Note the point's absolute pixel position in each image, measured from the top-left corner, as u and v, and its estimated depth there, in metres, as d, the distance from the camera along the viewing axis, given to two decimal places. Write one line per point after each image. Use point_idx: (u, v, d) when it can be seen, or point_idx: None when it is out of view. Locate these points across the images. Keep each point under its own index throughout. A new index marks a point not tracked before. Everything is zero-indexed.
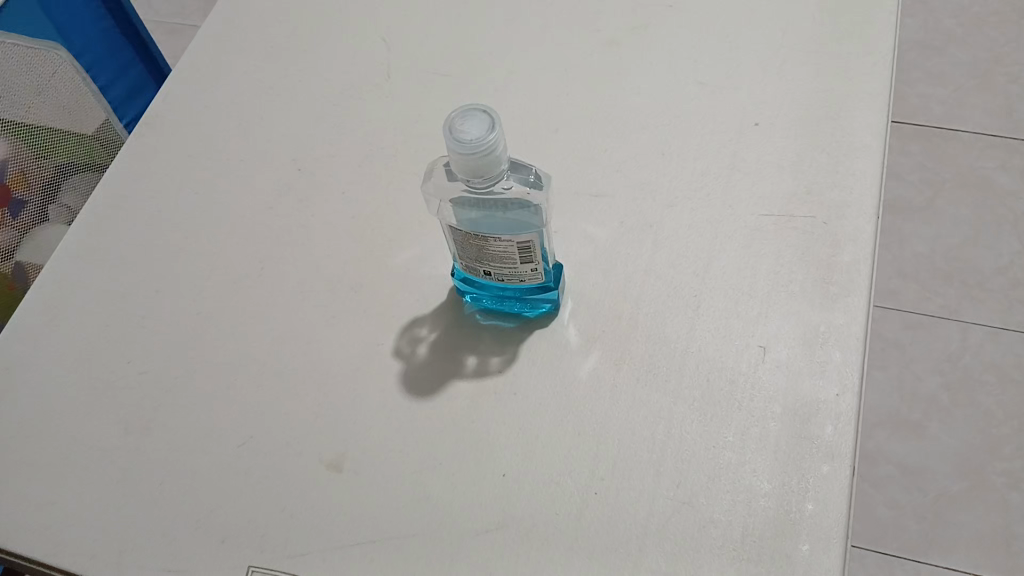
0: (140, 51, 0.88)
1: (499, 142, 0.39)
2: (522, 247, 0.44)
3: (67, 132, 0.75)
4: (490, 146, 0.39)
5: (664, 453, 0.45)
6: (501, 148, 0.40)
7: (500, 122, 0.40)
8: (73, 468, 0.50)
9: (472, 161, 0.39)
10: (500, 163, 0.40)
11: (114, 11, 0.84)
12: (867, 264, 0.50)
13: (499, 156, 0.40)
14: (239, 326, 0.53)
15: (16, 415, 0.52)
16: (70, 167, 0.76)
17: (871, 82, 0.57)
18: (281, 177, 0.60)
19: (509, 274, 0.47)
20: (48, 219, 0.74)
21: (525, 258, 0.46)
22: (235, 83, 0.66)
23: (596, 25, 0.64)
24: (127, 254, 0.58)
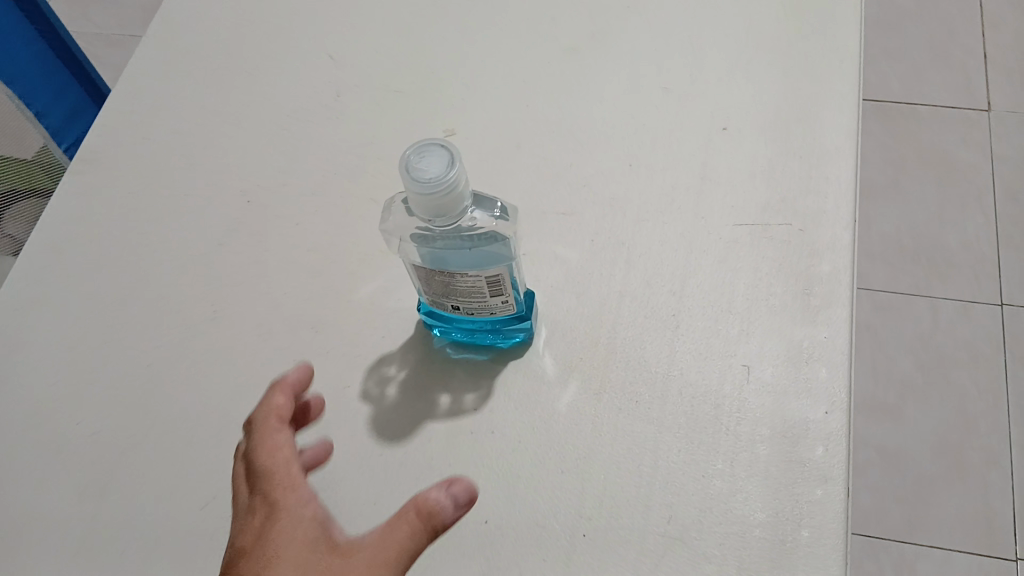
0: (75, 71, 0.83)
1: (460, 179, 0.37)
2: (491, 281, 0.42)
3: (12, 158, 0.72)
4: (451, 183, 0.36)
5: (652, 487, 0.43)
6: (463, 185, 0.37)
7: (459, 157, 0.37)
8: (23, 540, 0.46)
9: (433, 201, 0.37)
10: (462, 201, 0.38)
11: (46, 34, 0.78)
12: (847, 273, 0.48)
13: (461, 193, 0.38)
14: (196, 376, 0.50)
15: None
16: (13, 193, 0.72)
17: (839, 81, 0.55)
18: (232, 212, 0.57)
19: (478, 308, 0.45)
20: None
21: (495, 292, 0.43)
22: (176, 111, 0.62)
23: (553, 32, 0.62)
24: (69, 303, 0.54)
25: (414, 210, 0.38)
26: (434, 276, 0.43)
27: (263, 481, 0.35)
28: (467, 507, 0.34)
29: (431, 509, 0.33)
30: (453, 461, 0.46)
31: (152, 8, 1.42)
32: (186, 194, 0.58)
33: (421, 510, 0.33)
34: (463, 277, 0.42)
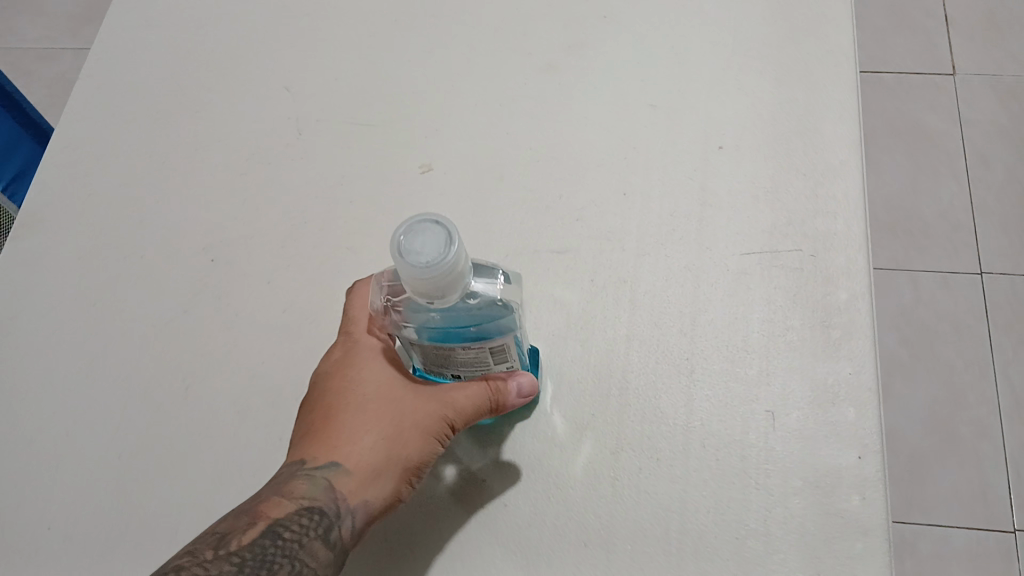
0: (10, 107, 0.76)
1: (460, 259, 0.33)
2: (496, 351, 0.39)
3: None
4: (451, 267, 0.32)
5: (683, 554, 0.41)
6: (462, 266, 0.33)
7: (457, 234, 0.33)
8: None
9: (434, 284, 0.33)
10: (461, 282, 0.34)
11: None
12: (867, 300, 0.45)
13: (461, 274, 0.34)
14: (172, 463, 0.46)
15: None
16: None
17: (836, 88, 0.52)
18: (194, 272, 0.52)
19: (482, 374, 0.41)
20: None
21: (500, 359, 0.40)
22: (122, 161, 0.57)
23: (527, 48, 0.57)
24: (24, 388, 0.50)
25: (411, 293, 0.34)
26: (433, 349, 0.39)
27: (355, 326, 0.44)
28: (529, 395, 0.42)
29: (502, 385, 0.41)
30: (468, 537, 0.43)
31: (78, 15, 1.32)
32: (142, 256, 0.53)
33: (495, 384, 0.41)
34: (466, 350, 0.38)
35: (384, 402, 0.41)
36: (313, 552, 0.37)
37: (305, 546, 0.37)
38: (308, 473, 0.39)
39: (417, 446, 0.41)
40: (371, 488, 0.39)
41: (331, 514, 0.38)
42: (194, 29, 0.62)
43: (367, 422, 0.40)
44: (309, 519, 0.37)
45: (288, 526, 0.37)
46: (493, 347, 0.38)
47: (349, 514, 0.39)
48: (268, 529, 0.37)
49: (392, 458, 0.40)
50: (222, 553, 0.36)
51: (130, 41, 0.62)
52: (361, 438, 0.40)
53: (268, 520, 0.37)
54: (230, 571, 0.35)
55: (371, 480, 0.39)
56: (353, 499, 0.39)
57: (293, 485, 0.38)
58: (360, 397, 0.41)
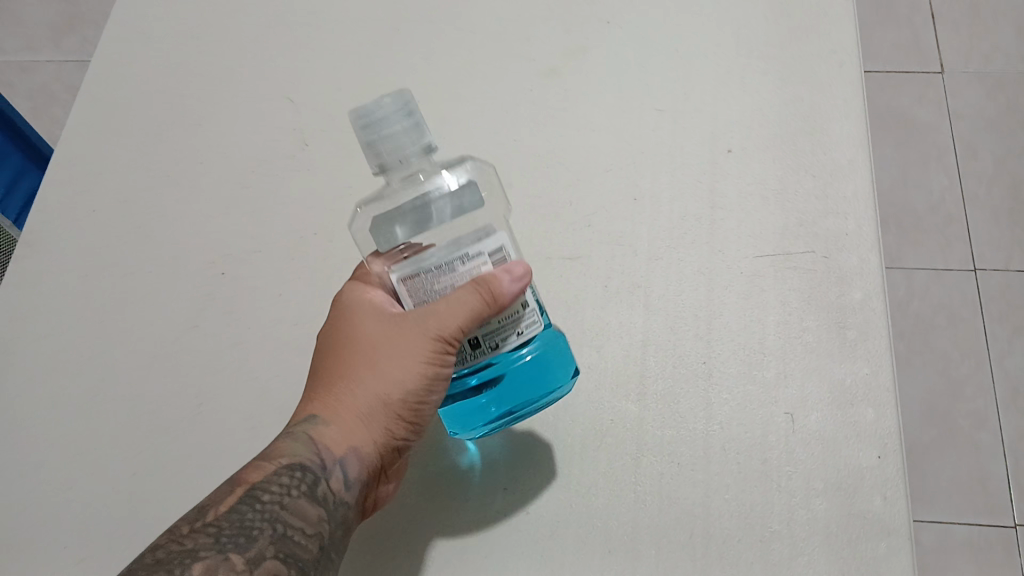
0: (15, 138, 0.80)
1: (410, 117, 0.35)
2: (498, 262, 0.36)
3: None
4: (391, 112, 0.35)
5: (708, 558, 0.41)
6: (413, 127, 0.36)
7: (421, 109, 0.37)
8: None
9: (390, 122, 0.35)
10: (412, 145, 0.36)
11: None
12: (880, 299, 0.45)
13: (411, 132, 0.35)
14: (187, 480, 0.46)
15: None
16: None
17: (841, 88, 0.52)
18: (202, 286, 0.52)
19: (505, 326, 0.37)
20: None
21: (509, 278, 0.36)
22: (122, 176, 0.56)
23: (529, 53, 0.57)
24: (32, 408, 0.49)
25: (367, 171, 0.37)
26: (426, 291, 0.37)
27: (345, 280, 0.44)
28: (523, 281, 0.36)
29: (490, 276, 0.36)
30: (492, 546, 0.43)
31: (58, 24, 1.30)
32: (147, 272, 0.53)
33: (476, 278, 0.36)
34: (461, 263, 0.36)
35: (364, 347, 0.41)
36: (298, 508, 0.38)
37: (288, 504, 0.38)
38: (293, 432, 0.40)
39: (403, 385, 0.39)
40: (357, 436, 0.40)
41: (316, 468, 0.39)
42: (191, 41, 0.62)
43: (353, 372, 0.41)
44: (291, 477, 0.38)
45: (269, 487, 0.38)
46: (489, 253, 0.36)
47: (335, 464, 0.39)
48: (247, 494, 0.38)
49: (378, 402, 0.40)
50: (199, 526, 0.37)
51: (125, 56, 0.62)
52: (346, 390, 0.41)
53: (248, 485, 0.38)
54: (206, 543, 0.36)
55: (356, 429, 0.40)
56: (336, 449, 0.39)
57: (276, 449, 0.40)
58: (342, 351, 0.41)
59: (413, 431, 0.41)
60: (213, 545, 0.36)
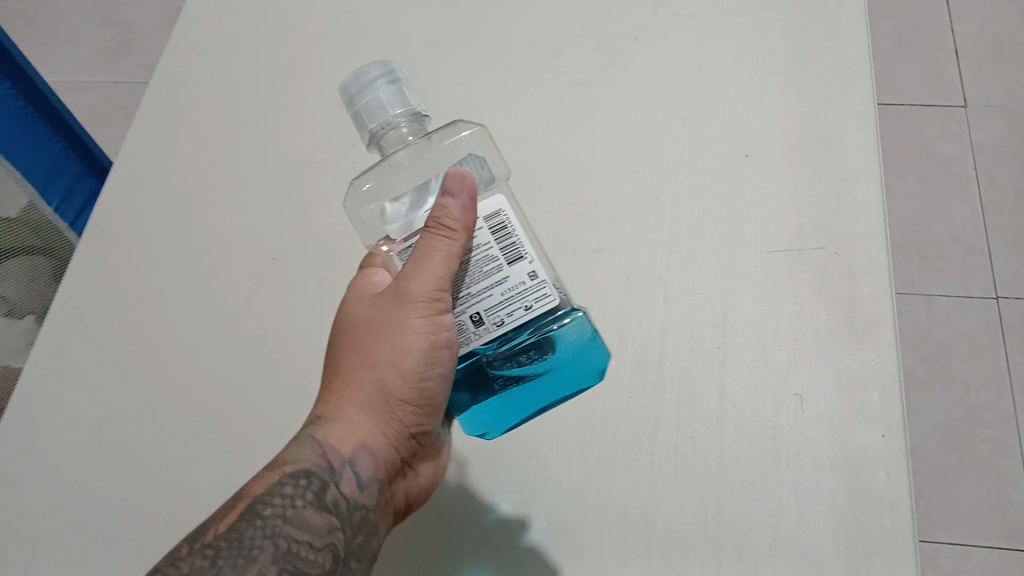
0: (72, 142, 0.82)
1: (388, 79, 0.41)
2: (494, 229, 0.39)
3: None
4: (372, 76, 0.41)
5: (720, 527, 0.44)
6: (393, 87, 0.41)
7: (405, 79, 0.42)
8: None
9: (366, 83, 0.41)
10: (393, 102, 0.40)
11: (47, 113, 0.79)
12: (888, 294, 0.48)
13: (391, 94, 0.40)
14: (240, 444, 0.50)
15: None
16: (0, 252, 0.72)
17: (854, 101, 0.55)
18: (255, 271, 0.56)
19: (509, 300, 0.39)
20: None
21: (506, 245, 0.39)
22: (183, 172, 0.61)
23: (561, 67, 0.61)
24: (100, 377, 0.54)
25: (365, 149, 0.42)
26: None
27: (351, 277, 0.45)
28: (466, 192, 0.38)
29: (444, 215, 0.38)
30: (517, 510, 0.46)
31: (113, 49, 1.37)
32: (205, 258, 0.57)
33: (428, 223, 0.38)
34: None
35: (361, 338, 0.41)
36: (303, 516, 0.39)
37: (292, 515, 0.39)
38: (298, 440, 0.41)
39: (399, 369, 0.40)
40: (362, 432, 0.40)
41: (323, 473, 0.40)
42: (248, 52, 0.67)
43: (349, 366, 0.41)
44: (295, 487, 0.39)
45: (273, 500, 0.39)
46: (483, 218, 0.39)
47: (342, 466, 0.40)
48: (248, 510, 0.39)
49: (377, 392, 0.40)
50: (201, 545, 0.38)
51: (189, 64, 0.67)
52: (348, 386, 0.41)
53: (250, 499, 0.39)
54: (205, 564, 0.37)
55: (360, 425, 0.41)
56: (342, 449, 0.40)
57: (280, 459, 0.41)
58: (341, 346, 0.42)
59: (421, 416, 0.41)
60: (213, 565, 0.37)
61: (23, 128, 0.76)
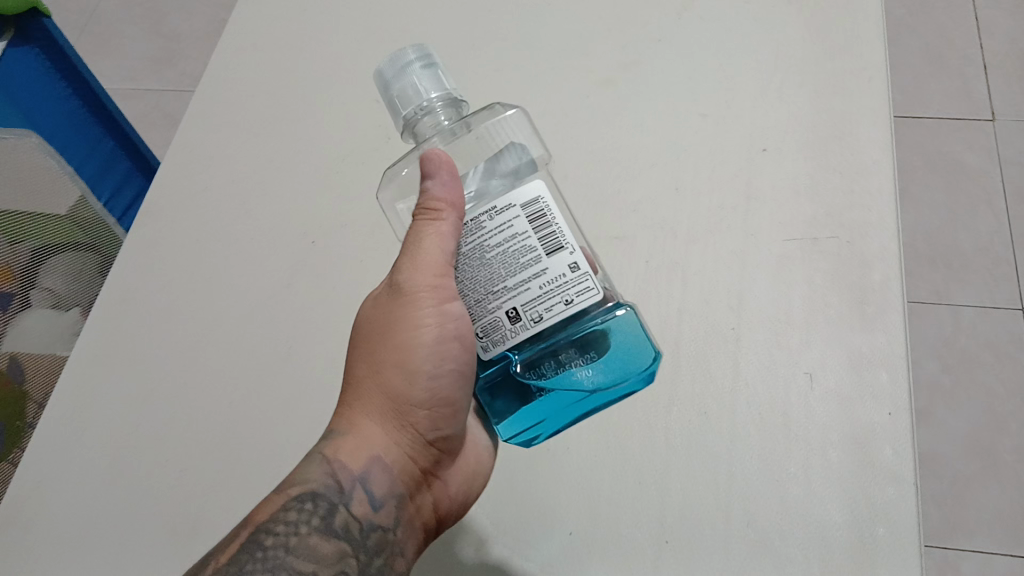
0: (121, 141, 0.85)
1: (423, 63, 0.42)
2: (533, 217, 0.39)
3: (39, 214, 0.73)
4: (408, 61, 0.42)
5: (730, 495, 0.46)
6: (427, 71, 0.42)
7: (439, 62, 0.43)
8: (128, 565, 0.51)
9: (401, 68, 0.42)
10: (428, 87, 0.42)
11: (96, 110, 0.82)
12: (899, 280, 0.50)
13: (426, 79, 0.42)
14: (278, 412, 0.54)
15: (67, 529, 0.53)
16: (48, 248, 0.74)
17: (870, 99, 0.58)
18: (295, 254, 0.60)
19: (549, 294, 0.39)
20: (31, 305, 0.72)
21: (545, 236, 0.39)
22: (229, 161, 0.65)
23: (588, 67, 0.64)
24: (149, 349, 0.58)
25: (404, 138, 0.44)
26: (460, 258, 0.41)
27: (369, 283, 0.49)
28: (443, 171, 0.41)
29: (429, 202, 0.41)
30: (537, 477, 0.49)
31: (160, 58, 1.42)
32: (248, 241, 0.61)
33: (417, 211, 0.41)
34: (489, 217, 0.40)
35: (367, 349, 0.44)
36: (309, 539, 0.40)
37: (298, 538, 0.40)
38: (308, 464, 0.43)
39: (405, 373, 0.43)
40: (371, 445, 0.43)
41: (331, 495, 0.42)
42: (292, 51, 0.71)
43: (358, 382, 0.44)
44: (301, 511, 0.41)
45: (275, 529, 0.40)
46: (521, 206, 0.39)
47: (350, 485, 0.42)
48: (252, 537, 0.40)
49: (387, 401, 0.43)
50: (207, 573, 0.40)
51: (237, 62, 0.71)
52: (360, 403, 0.44)
53: (254, 527, 0.41)
54: None
55: (369, 440, 0.43)
56: (351, 466, 0.42)
57: (289, 484, 0.42)
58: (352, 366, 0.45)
59: (432, 418, 0.44)
60: None
61: (70, 125, 0.80)
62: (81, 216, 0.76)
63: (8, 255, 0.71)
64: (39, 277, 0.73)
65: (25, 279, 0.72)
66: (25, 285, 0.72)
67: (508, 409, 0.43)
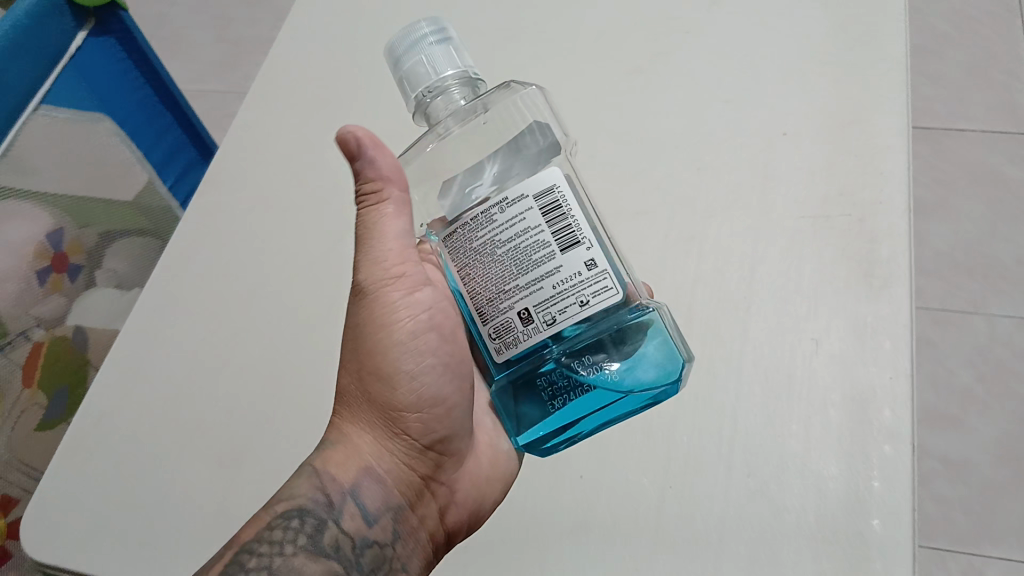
0: (187, 129, 0.88)
1: (436, 38, 0.45)
2: (546, 210, 0.41)
3: (105, 200, 0.83)
4: (422, 37, 0.45)
5: (733, 448, 0.48)
6: (440, 47, 0.45)
7: (454, 38, 0.46)
8: (176, 493, 0.55)
9: (413, 44, 0.45)
10: (441, 63, 0.45)
11: (163, 97, 0.85)
12: (906, 255, 0.53)
13: (440, 56, 0.45)
14: (318, 362, 0.58)
15: (124, 458, 0.57)
16: (112, 233, 0.84)
17: (888, 87, 0.60)
18: (339, 222, 0.64)
19: (562, 294, 0.41)
20: (96, 284, 0.83)
21: (559, 231, 0.41)
22: (283, 138, 0.70)
23: (620, 56, 0.68)
24: (205, 303, 0.63)
25: (421, 117, 0.47)
26: (468, 250, 0.42)
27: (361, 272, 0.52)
28: (369, 148, 0.44)
29: (368, 186, 0.45)
30: None
31: (225, 61, 1.50)
32: (297, 209, 0.66)
33: (363, 200, 0.45)
34: (501, 210, 0.41)
35: (351, 354, 0.46)
36: (295, 559, 0.42)
37: (285, 557, 0.42)
38: (298, 483, 0.45)
39: (389, 380, 0.45)
40: (361, 459, 0.46)
41: (320, 511, 0.44)
42: (345, 40, 0.76)
43: (348, 392, 0.47)
44: (289, 531, 0.42)
45: (259, 550, 0.42)
46: (535, 197, 0.41)
47: (340, 500, 0.44)
48: (239, 556, 0.41)
49: (375, 411, 0.46)
50: None
51: (293, 49, 0.76)
52: (352, 423, 0.47)
53: (241, 547, 0.42)
54: None
55: (360, 456, 0.46)
56: (340, 481, 0.45)
57: (278, 504, 0.44)
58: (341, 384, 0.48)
59: (423, 422, 0.46)
60: None
61: (138, 114, 0.83)
62: (140, 203, 0.84)
63: (77, 235, 0.82)
64: (105, 258, 0.83)
65: (92, 258, 0.83)
66: (93, 264, 0.83)
67: (534, 416, 0.43)
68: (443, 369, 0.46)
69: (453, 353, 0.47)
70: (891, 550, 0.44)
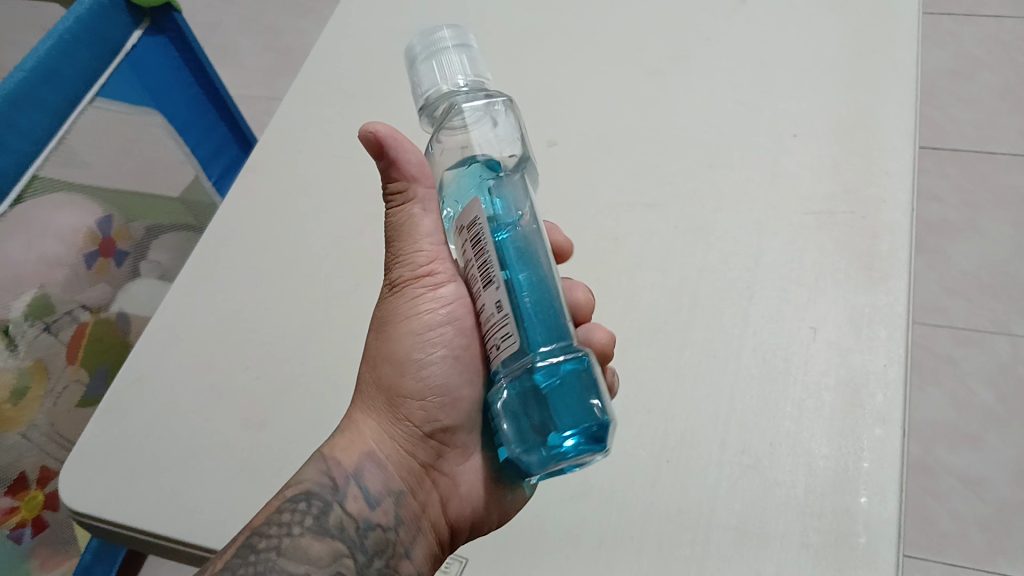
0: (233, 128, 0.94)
1: (455, 44, 0.44)
2: (474, 242, 0.40)
3: (159, 197, 0.89)
4: (440, 39, 0.44)
5: (729, 426, 0.50)
6: (457, 52, 0.44)
7: (475, 50, 0.45)
8: (203, 452, 0.58)
9: (429, 46, 0.44)
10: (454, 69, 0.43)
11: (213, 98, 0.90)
12: (906, 252, 0.55)
13: (456, 62, 0.43)
14: (341, 338, 0.62)
15: (156, 418, 0.61)
16: (159, 225, 0.89)
17: (897, 94, 0.62)
18: (368, 210, 0.68)
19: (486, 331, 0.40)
20: (140, 273, 0.86)
21: (480, 266, 0.39)
22: (319, 130, 0.74)
23: (640, 58, 0.71)
24: (239, 279, 0.66)
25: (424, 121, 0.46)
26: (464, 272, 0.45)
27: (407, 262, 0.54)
28: (388, 146, 0.45)
29: (395, 186, 0.46)
30: None
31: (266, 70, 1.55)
32: (329, 196, 0.70)
33: (390, 200, 0.47)
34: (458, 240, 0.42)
35: (374, 344, 0.49)
36: (301, 539, 0.42)
37: (291, 537, 0.42)
38: (305, 470, 0.45)
39: (400, 365, 0.47)
40: (365, 442, 0.46)
41: (324, 493, 0.44)
42: (381, 41, 0.80)
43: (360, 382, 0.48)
44: (297, 513, 0.43)
45: (268, 532, 0.42)
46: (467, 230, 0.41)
47: (344, 482, 0.45)
48: (248, 540, 0.42)
49: (387, 399, 0.47)
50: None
51: (332, 47, 0.80)
52: (360, 412, 0.47)
53: (250, 531, 0.43)
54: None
55: (366, 443, 0.46)
56: (344, 464, 0.45)
57: (286, 491, 0.45)
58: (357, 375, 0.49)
59: (425, 409, 0.47)
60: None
61: (189, 112, 0.88)
62: (186, 199, 0.91)
63: (125, 225, 0.86)
64: (149, 249, 0.87)
65: (139, 246, 0.86)
66: (139, 252, 0.86)
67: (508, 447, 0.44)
68: (454, 362, 0.47)
69: (470, 346, 0.48)
70: (878, 523, 0.46)
